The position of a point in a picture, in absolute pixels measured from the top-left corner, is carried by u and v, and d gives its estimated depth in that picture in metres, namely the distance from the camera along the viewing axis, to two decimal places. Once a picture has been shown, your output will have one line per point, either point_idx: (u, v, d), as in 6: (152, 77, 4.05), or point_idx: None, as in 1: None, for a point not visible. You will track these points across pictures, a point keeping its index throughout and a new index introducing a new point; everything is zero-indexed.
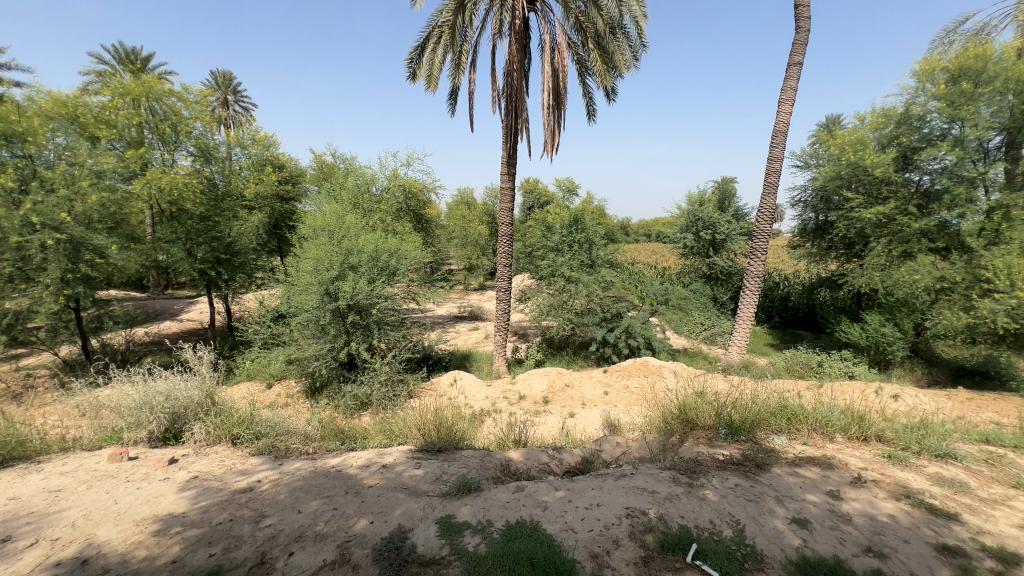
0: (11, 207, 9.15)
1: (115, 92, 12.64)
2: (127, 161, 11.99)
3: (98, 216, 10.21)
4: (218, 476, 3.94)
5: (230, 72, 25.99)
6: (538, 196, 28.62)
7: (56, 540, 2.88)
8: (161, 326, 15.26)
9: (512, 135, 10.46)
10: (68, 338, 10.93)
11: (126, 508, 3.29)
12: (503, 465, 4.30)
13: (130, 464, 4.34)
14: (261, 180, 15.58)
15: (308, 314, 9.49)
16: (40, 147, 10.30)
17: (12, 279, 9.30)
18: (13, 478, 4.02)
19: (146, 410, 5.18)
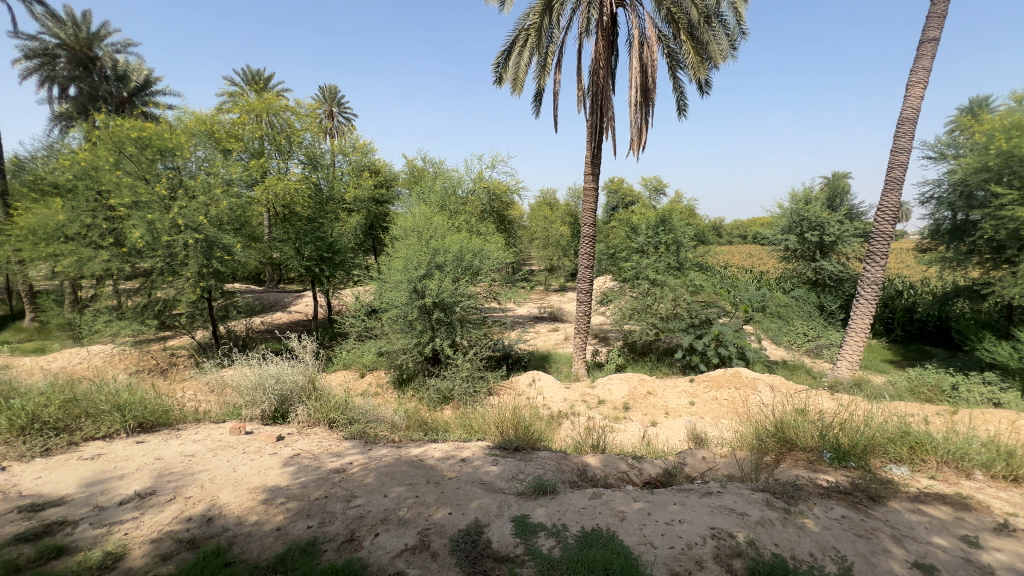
0: (163, 212, 10.78)
1: (243, 109, 14.43)
2: (252, 170, 13.59)
3: (227, 218, 11.71)
4: (316, 455, 4.31)
5: (336, 86, 28.52)
6: (623, 195, 27.85)
7: (188, 499, 3.34)
8: (275, 316, 17.13)
9: (596, 134, 10.31)
10: (202, 324, 12.58)
11: (243, 476, 3.72)
12: (580, 469, 4.24)
13: (246, 437, 4.90)
14: (360, 184, 16.84)
15: (397, 310, 10.09)
16: (185, 160, 11.89)
17: (163, 273, 10.99)
18: (158, 442, 4.73)
19: (261, 390, 5.85)
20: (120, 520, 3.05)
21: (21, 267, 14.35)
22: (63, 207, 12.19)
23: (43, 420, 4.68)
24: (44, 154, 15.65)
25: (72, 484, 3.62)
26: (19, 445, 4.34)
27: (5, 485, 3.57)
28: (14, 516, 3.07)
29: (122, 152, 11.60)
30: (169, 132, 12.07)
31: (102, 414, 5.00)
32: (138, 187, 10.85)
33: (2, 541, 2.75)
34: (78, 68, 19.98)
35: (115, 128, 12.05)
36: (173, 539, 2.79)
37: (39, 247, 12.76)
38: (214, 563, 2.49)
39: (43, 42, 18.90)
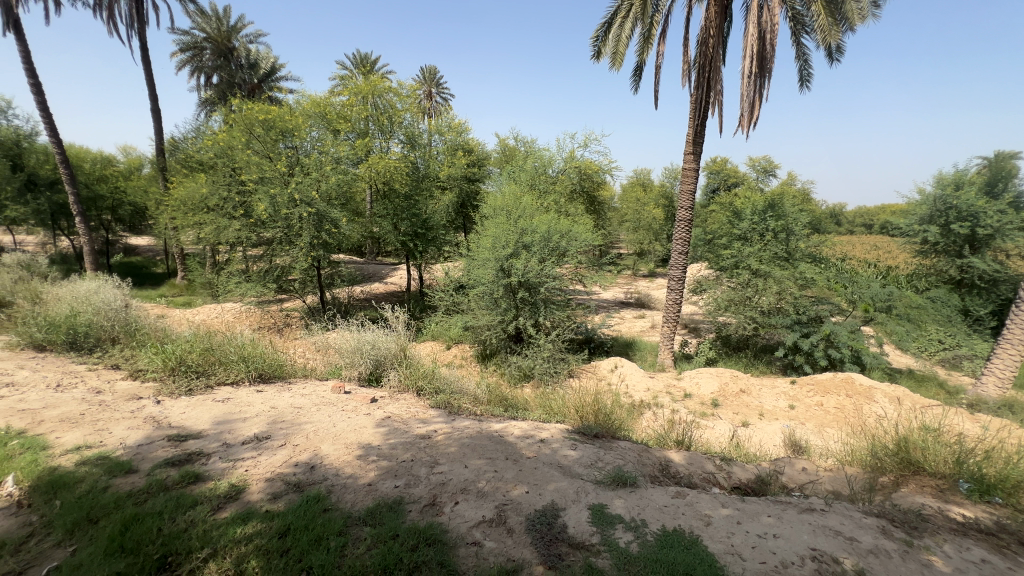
0: (283, 186, 12.01)
1: (352, 92, 15.25)
2: (358, 149, 14.38)
3: (335, 194, 12.74)
4: (405, 420, 4.60)
5: (435, 67, 29.42)
6: (725, 177, 25.79)
7: (296, 446, 3.73)
8: (373, 286, 18.50)
9: (700, 111, 9.57)
10: (312, 289, 13.96)
11: (341, 432, 4.08)
12: (663, 464, 4.07)
13: (345, 396, 5.35)
14: (453, 163, 17.43)
15: (484, 287, 10.39)
16: (302, 139, 13.20)
17: (282, 242, 12.32)
18: (273, 392, 5.35)
19: (359, 354, 6.36)
20: (242, 457, 3.49)
21: (175, 233, 16.88)
22: (205, 181, 14.09)
23: (187, 364, 5.50)
24: (193, 136, 18.12)
25: (208, 421, 4.23)
26: (170, 383, 5.16)
27: (159, 416, 4.26)
28: (164, 443, 3.65)
29: (252, 134, 12.99)
30: (289, 114, 13.30)
31: (231, 363, 5.75)
32: (263, 164, 12.14)
33: (156, 463, 3.28)
34: (220, 59, 22.65)
35: (247, 112, 13.55)
36: (283, 481, 3.14)
37: (187, 216, 14.89)
38: (315, 508, 2.77)
39: (194, 36, 21.64)
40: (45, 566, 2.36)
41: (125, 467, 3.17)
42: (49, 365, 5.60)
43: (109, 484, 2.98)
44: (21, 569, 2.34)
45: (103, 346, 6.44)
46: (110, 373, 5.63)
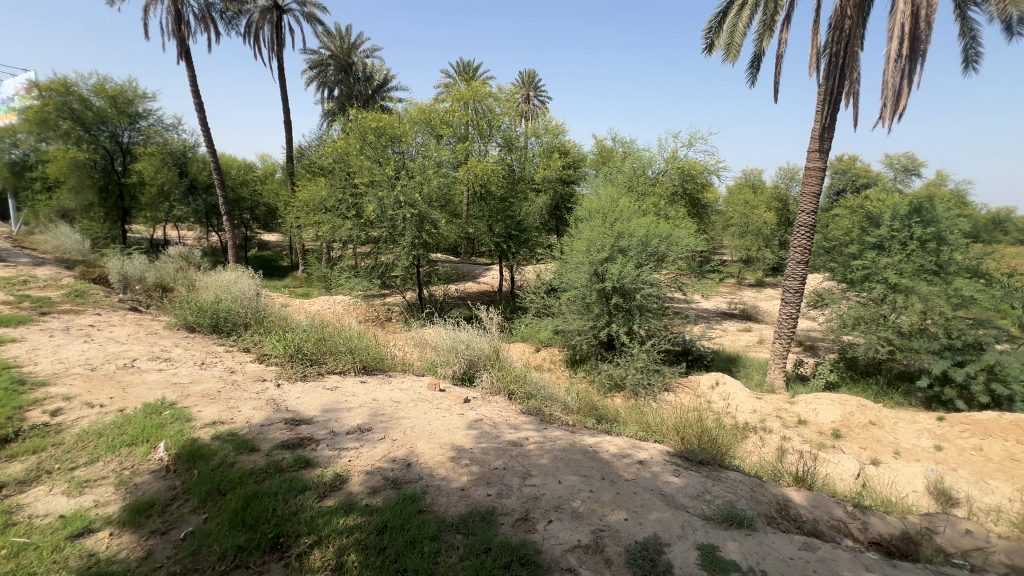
0: (390, 189, 12.83)
1: (455, 98, 15.90)
2: (458, 153, 15.02)
3: (436, 196, 13.34)
4: (496, 424, 4.57)
5: (534, 70, 29.70)
6: (854, 177, 22.81)
7: (394, 441, 3.85)
8: (467, 285, 19.10)
9: (831, 103, 8.46)
10: (411, 285, 14.77)
11: (436, 430, 4.15)
12: (783, 505, 3.57)
13: (439, 394, 5.48)
14: (549, 165, 17.45)
15: (576, 291, 10.16)
16: (408, 144, 14.17)
17: (387, 241, 13.17)
18: (375, 384, 5.64)
19: (454, 353, 6.51)
20: (346, 447, 3.67)
21: (299, 231, 18.88)
22: (325, 185, 15.56)
23: (303, 352, 6.01)
24: (316, 144, 20.13)
25: (319, 408, 4.55)
26: (289, 369, 5.67)
27: (278, 399, 4.67)
28: (282, 426, 3.97)
29: (365, 140, 14.08)
30: (398, 122, 14.39)
31: (340, 353, 6.18)
32: (374, 169, 13.07)
33: (274, 444, 3.57)
34: (342, 74, 24.96)
35: (362, 120, 14.79)
36: (381, 475, 3.23)
37: (309, 216, 16.56)
38: (411, 507, 2.80)
39: (320, 54, 24.07)
40: (182, 530, 2.63)
41: (249, 445, 3.48)
42: (197, 344, 6.47)
43: (235, 460, 3.28)
44: (164, 530, 2.63)
45: (238, 331, 7.29)
46: (242, 355, 6.34)
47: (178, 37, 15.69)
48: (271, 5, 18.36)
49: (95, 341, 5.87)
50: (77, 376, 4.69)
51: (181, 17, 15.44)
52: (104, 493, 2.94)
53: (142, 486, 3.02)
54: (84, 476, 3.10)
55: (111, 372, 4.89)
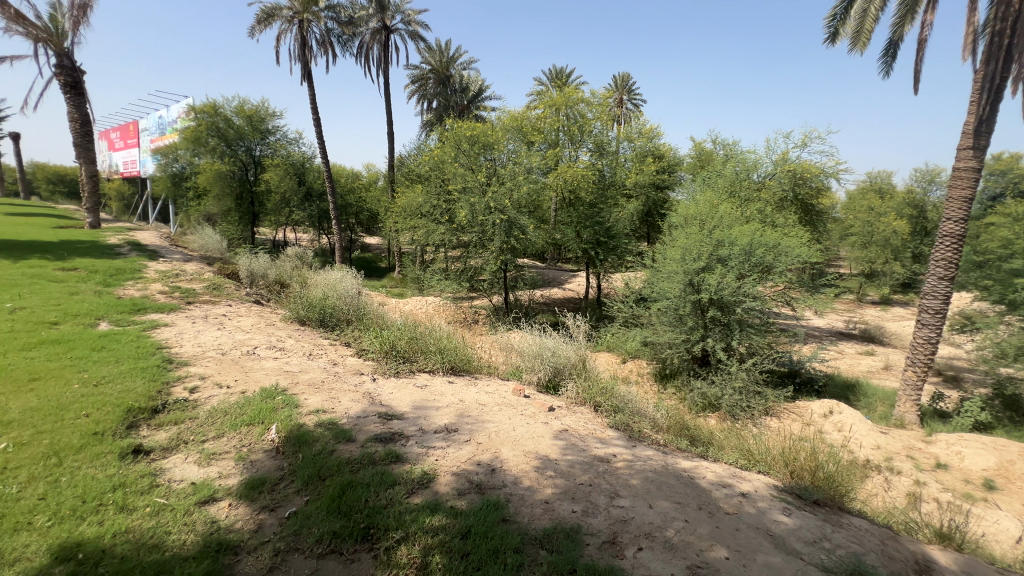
0: (481, 195, 13.18)
1: (547, 105, 16.01)
2: (548, 159, 15.11)
3: (525, 202, 13.46)
4: (582, 436, 4.41)
5: (628, 73, 28.96)
6: (1016, 179, 19.17)
7: (479, 444, 3.86)
8: (552, 291, 19.03)
9: (991, 91, 7.13)
10: (498, 289, 15.04)
11: (520, 438, 4.10)
12: (925, 567, 2.98)
13: (524, 400, 5.44)
14: (642, 170, 16.86)
15: (668, 302, 9.62)
16: (499, 152, 14.60)
17: (477, 246, 13.54)
18: (462, 385, 5.75)
19: (540, 360, 6.47)
20: (434, 445, 3.75)
21: (396, 235, 20.15)
22: (421, 192, 16.43)
23: (397, 350, 6.33)
24: (415, 153, 21.37)
25: (410, 404, 4.72)
26: (384, 365, 5.99)
27: (374, 393, 4.93)
28: (376, 419, 4.17)
29: (459, 148, 14.66)
30: (491, 130, 14.89)
31: (430, 353, 6.41)
32: (466, 176, 13.51)
33: (369, 437, 3.75)
34: (440, 86, 26.31)
35: (457, 130, 15.46)
36: (466, 478, 3.24)
37: (406, 221, 17.59)
38: (494, 515, 2.76)
39: (422, 69, 25.58)
40: (287, 509, 2.83)
41: (346, 436, 3.69)
42: (306, 337, 7.10)
43: (335, 448, 3.50)
44: (272, 507, 2.85)
45: (341, 326, 7.89)
46: (343, 349, 6.83)
47: (302, 60, 17.54)
48: (380, 26, 19.87)
49: (226, 329, 6.68)
50: (211, 359, 5.34)
51: (306, 43, 17.27)
52: (226, 466, 3.28)
53: (256, 464, 3.32)
54: (212, 449, 3.47)
55: (236, 358, 5.51)
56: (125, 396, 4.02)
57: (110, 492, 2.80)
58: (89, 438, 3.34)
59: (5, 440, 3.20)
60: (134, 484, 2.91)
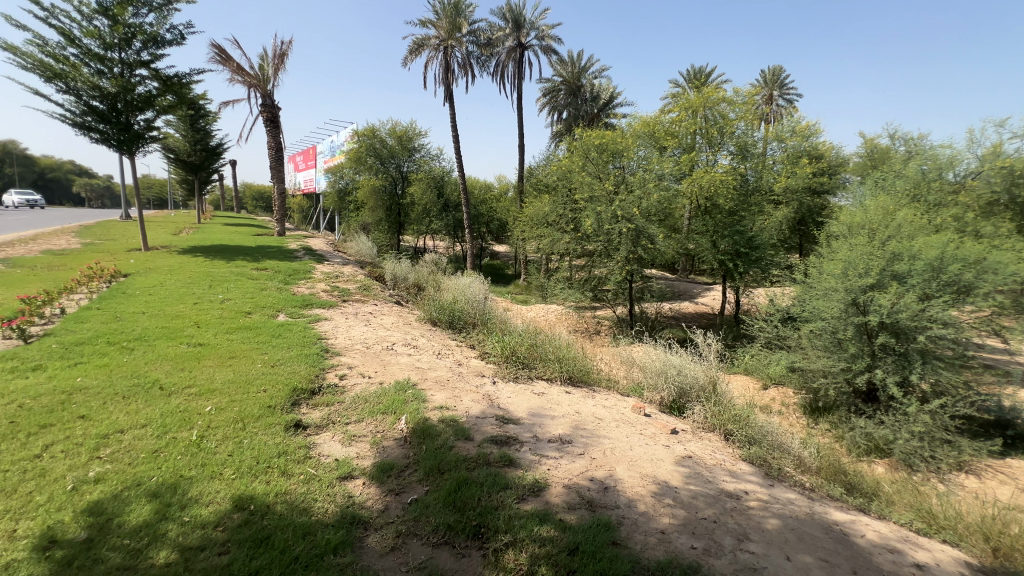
0: (608, 204, 12.97)
1: (683, 108, 15.08)
2: (682, 164, 14.38)
3: (655, 211, 12.87)
4: (707, 466, 4.03)
5: (780, 66, 26.09)
6: None
7: (593, 459, 3.76)
8: (682, 305, 17.87)
9: None
10: (623, 300, 14.59)
11: (637, 458, 3.90)
12: None
13: (644, 419, 5.17)
14: (794, 173, 15.32)
15: (824, 323, 8.36)
16: (629, 160, 14.21)
17: (602, 255, 13.28)
18: (579, 397, 5.67)
19: (663, 378, 6.13)
20: (547, 454, 3.75)
21: (523, 244, 20.81)
22: (548, 201, 16.72)
23: (518, 355, 6.51)
24: (544, 163, 21.92)
25: (527, 411, 4.80)
26: (505, 369, 6.20)
27: (494, 395, 5.12)
28: (493, 421, 4.32)
29: (588, 157, 14.69)
30: (621, 137, 14.80)
31: (550, 361, 6.46)
32: (593, 184, 13.41)
33: (486, 437, 3.90)
34: (571, 97, 26.74)
35: (586, 139, 15.51)
36: (578, 493, 3.16)
37: (532, 229, 18.09)
38: (604, 536, 2.65)
39: (553, 82, 26.25)
40: (409, 495, 3.06)
41: (465, 434, 3.88)
42: (437, 337, 7.68)
43: (454, 445, 3.70)
44: (398, 491, 3.10)
45: (468, 329, 8.37)
46: (469, 350, 7.23)
47: (445, 83, 19.19)
48: (515, 44, 20.84)
49: (371, 325, 7.54)
50: (358, 351, 6.07)
51: (449, 68, 18.89)
52: (363, 449, 3.67)
53: (387, 449, 3.66)
54: (352, 432, 3.92)
55: (378, 352, 6.18)
56: (292, 378, 4.75)
57: (276, 457, 3.32)
58: (265, 409, 4.01)
59: (209, 404, 4.01)
60: (293, 453, 3.41)
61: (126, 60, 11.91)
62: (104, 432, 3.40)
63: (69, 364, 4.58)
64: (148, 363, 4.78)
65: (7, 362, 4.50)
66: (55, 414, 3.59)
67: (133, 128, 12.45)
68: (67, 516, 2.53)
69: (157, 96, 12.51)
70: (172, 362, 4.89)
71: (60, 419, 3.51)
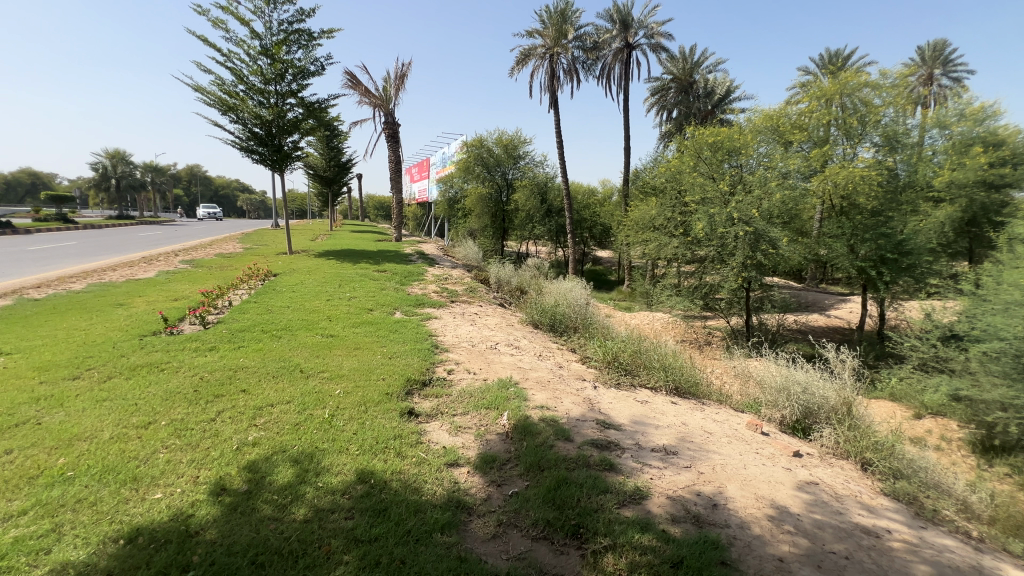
0: (723, 206, 12.07)
1: (814, 97, 13.76)
2: (812, 160, 13.07)
3: (778, 212, 11.71)
4: (838, 496, 3.57)
5: (943, 39, 22.17)
6: None
7: (700, 474, 3.54)
8: (810, 318, 15.96)
9: None
10: (738, 311, 13.54)
11: (752, 478, 3.59)
12: None
13: (761, 438, 4.74)
14: (963, 164, 12.99)
15: (1003, 345, 7.03)
16: (748, 157, 13.10)
17: (715, 260, 12.37)
18: (686, 408, 5.37)
19: (784, 395, 5.56)
20: (650, 463, 3.61)
21: (628, 248, 20.24)
22: (655, 204, 16.06)
23: (620, 361, 6.35)
24: (651, 166, 21.16)
25: (629, 418, 4.66)
26: (606, 375, 6.09)
27: (594, 400, 5.07)
28: (594, 425, 4.28)
29: (700, 157, 13.96)
30: (739, 133, 13.76)
31: (654, 369, 6.20)
32: (706, 185, 12.61)
33: (586, 440, 3.88)
34: (682, 94, 25.46)
35: (698, 137, 14.92)
36: (683, 506, 3.01)
37: (637, 234, 17.52)
38: (712, 555, 2.50)
39: (663, 80, 25.26)
40: (510, 488, 3.16)
41: (565, 435, 3.90)
42: (538, 339, 7.80)
43: (554, 444, 3.74)
44: (499, 482, 3.22)
45: (569, 332, 8.38)
46: (570, 354, 7.23)
47: (550, 90, 19.46)
48: (623, 45, 20.44)
49: (477, 325, 7.90)
50: (464, 348, 6.41)
51: (554, 74, 19.10)
52: (468, 439, 3.87)
53: (490, 442, 3.82)
54: (459, 423, 4.15)
55: (482, 350, 6.45)
56: (406, 369, 5.18)
57: (392, 439, 3.64)
58: (383, 396, 4.43)
59: (338, 388, 4.53)
60: (407, 437, 3.72)
61: (281, 91, 13.94)
62: (259, 404, 4.02)
63: (234, 347, 5.48)
64: (292, 349, 5.54)
65: (191, 342, 5.52)
66: (224, 386, 4.33)
67: (283, 149, 14.51)
68: (233, 470, 3.05)
69: (302, 121, 14.43)
70: (310, 349, 5.61)
71: (228, 391, 4.22)
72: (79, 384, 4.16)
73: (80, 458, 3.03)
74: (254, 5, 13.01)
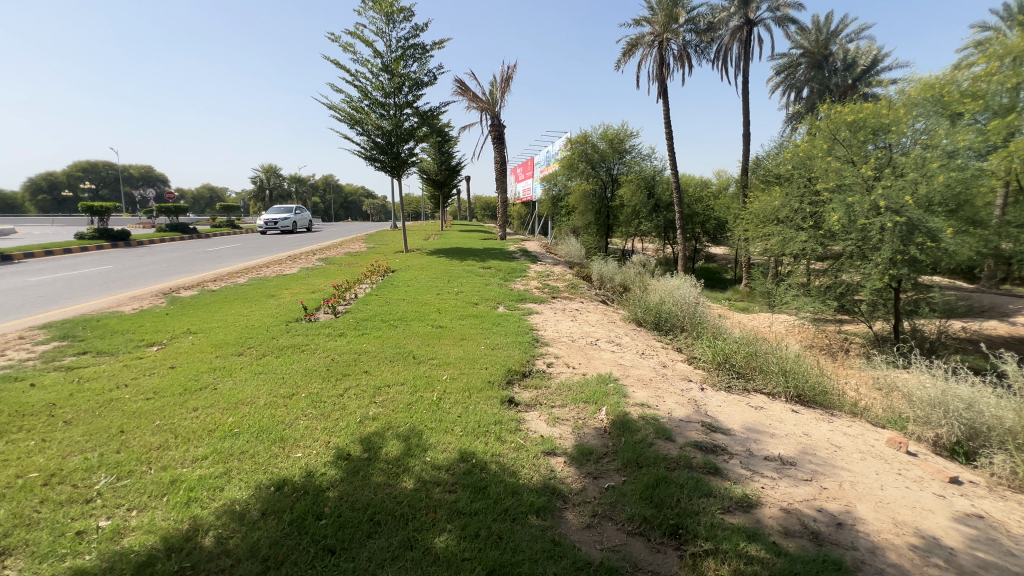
0: (863, 193, 10.52)
1: (993, 57, 11.90)
2: (990, 134, 11.00)
3: (940, 197, 9.91)
4: (1013, 535, 2.96)
5: None
6: None
7: (823, 489, 3.19)
8: (986, 325, 13.26)
9: None
10: (884, 315, 11.72)
11: (891, 500, 3.13)
12: None
13: (905, 458, 4.10)
14: None
15: None
16: (901, 135, 11.14)
17: (853, 256, 10.86)
18: (811, 418, 4.83)
19: (940, 410, 4.75)
20: (762, 472, 3.33)
21: (746, 243, 18.56)
22: (779, 195, 14.55)
23: (731, 363, 5.92)
24: (775, 152, 19.26)
25: (739, 423, 4.33)
26: (716, 376, 5.71)
27: (701, 402, 4.79)
28: (699, 428, 4.06)
29: (836, 139, 12.35)
30: (887, 108, 11.80)
31: (772, 372, 5.67)
32: (844, 170, 11.09)
33: (689, 442, 3.70)
34: (814, 70, 22.93)
35: (834, 117, 13.31)
36: (799, 520, 2.75)
37: (757, 228, 15.97)
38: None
39: (792, 56, 22.93)
40: (606, 481, 3.14)
41: (666, 434, 3.77)
42: (641, 337, 7.56)
43: (654, 442, 3.64)
44: (596, 475, 3.21)
45: (676, 331, 7.99)
46: (676, 353, 6.91)
47: (659, 79, 18.60)
48: (742, 22, 18.80)
49: (578, 321, 7.89)
50: (563, 343, 6.46)
51: (663, 62, 18.23)
52: (565, 431, 3.91)
53: (587, 435, 3.82)
54: (557, 414, 4.21)
55: (583, 346, 6.44)
56: (507, 360, 5.37)
57: (493, 424, 3.83)
58: (485, 383, 4.66)
59: (445, 373, 4.89)
60: (507, 423, 3.88)
61: (399, 103, 15.18)
62: (378, 383, 4.51)
63: (358, 334, 6.16)
64: (405, 337, 6.07)
65: (325, 329, 6.32)
66: (351, 366, 4.91)
67: (400, 156, 15.81)
68: (356, 439, 3.46)
69: (417, 129, 15.57)
70: (421, 338, 6.10)
71: (353, 372, 4.78)
72: (242, 359, 5.02)
73: (243, 418, 3.67)
74: (377, 27, 14.30)
